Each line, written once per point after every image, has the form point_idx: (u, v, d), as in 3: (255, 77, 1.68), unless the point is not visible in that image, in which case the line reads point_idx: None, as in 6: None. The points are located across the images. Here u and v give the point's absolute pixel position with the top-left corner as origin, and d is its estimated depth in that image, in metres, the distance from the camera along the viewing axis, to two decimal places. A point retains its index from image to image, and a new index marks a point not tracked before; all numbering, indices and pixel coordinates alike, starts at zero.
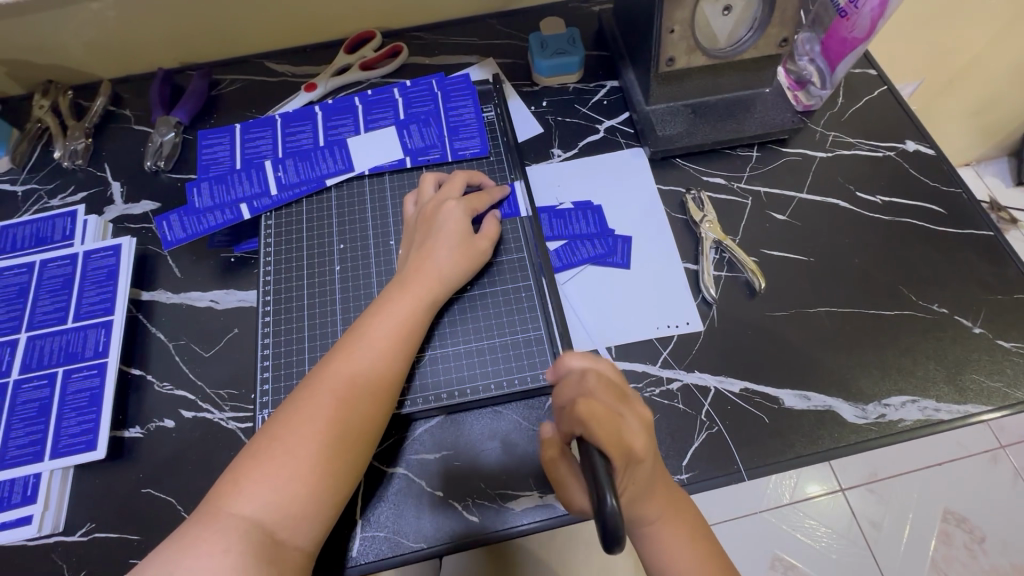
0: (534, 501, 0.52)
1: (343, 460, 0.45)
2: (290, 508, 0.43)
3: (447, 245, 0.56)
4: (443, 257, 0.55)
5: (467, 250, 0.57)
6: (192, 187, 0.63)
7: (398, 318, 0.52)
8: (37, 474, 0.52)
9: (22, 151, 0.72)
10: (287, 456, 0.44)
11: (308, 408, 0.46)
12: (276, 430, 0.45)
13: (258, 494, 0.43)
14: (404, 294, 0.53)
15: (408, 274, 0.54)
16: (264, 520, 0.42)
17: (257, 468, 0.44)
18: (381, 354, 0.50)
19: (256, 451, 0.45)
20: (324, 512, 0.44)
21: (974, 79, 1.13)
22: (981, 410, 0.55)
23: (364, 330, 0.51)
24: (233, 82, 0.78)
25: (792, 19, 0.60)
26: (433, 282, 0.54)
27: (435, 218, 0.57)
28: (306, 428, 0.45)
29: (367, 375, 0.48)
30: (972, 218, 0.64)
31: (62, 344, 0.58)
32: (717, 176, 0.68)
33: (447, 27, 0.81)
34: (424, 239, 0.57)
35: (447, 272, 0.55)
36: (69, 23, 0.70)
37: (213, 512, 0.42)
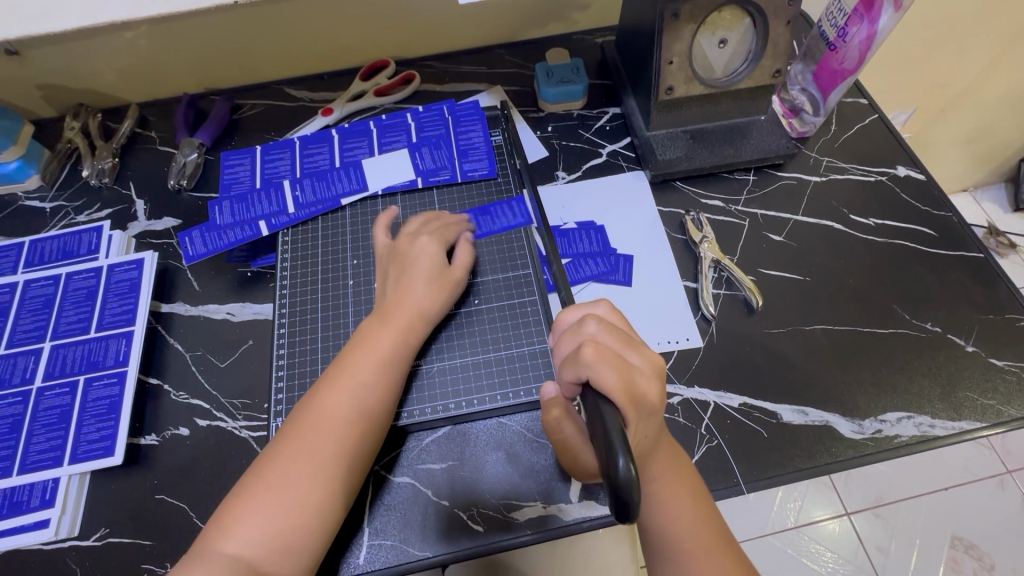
0: (539, 511, 0.53)
1: (323, 495, 0.46)
2: (272, 543, 0.44)
3: (424, 281, 0.57)
4: (420, 292, 0.56)
5: (443, 283, 0.58)
6: (214, 205, 0.66)
7: (376, 353, 0.53)
8: (56, 479, 0.54)
9: (52, 169, 0.75)
10: (270, 493, 0.46)
11: (291, 445, 0.48)
12: (263, 467, 0.47)
13: (241, 531, 0.44)
14: (384, 328, 0.54)
15: (387, 308, 0.56)
16: (248, 555, 0.43)
17: (242, 506, 0.45)
18: (362, 389, 0.51)
19: (240, 490, 0.46)
20: (308, 545, 0.45)
21: (967, 108, 1.17)
22: (976, 427, 0.56)
23: (344, 366, 0.52)
24: (254, 106, 0.82)
25: (784, 52, 0.64)
26: (410, 314, 0.55)
27: (410, 252, 0.58)
28: (289, 466, 0.47)
29: (345, 412, 0.49)
30: (963, 240, 0.67)
31: (84, 353, 0.60)
32: (716, 199, 0.71)
33: (458, 56, 0.85)
34: (400, 274, 0.57)
35: (423, 304, 0.56)
36: (103, 50, 0.75)
37: (201, 551, 0.44)
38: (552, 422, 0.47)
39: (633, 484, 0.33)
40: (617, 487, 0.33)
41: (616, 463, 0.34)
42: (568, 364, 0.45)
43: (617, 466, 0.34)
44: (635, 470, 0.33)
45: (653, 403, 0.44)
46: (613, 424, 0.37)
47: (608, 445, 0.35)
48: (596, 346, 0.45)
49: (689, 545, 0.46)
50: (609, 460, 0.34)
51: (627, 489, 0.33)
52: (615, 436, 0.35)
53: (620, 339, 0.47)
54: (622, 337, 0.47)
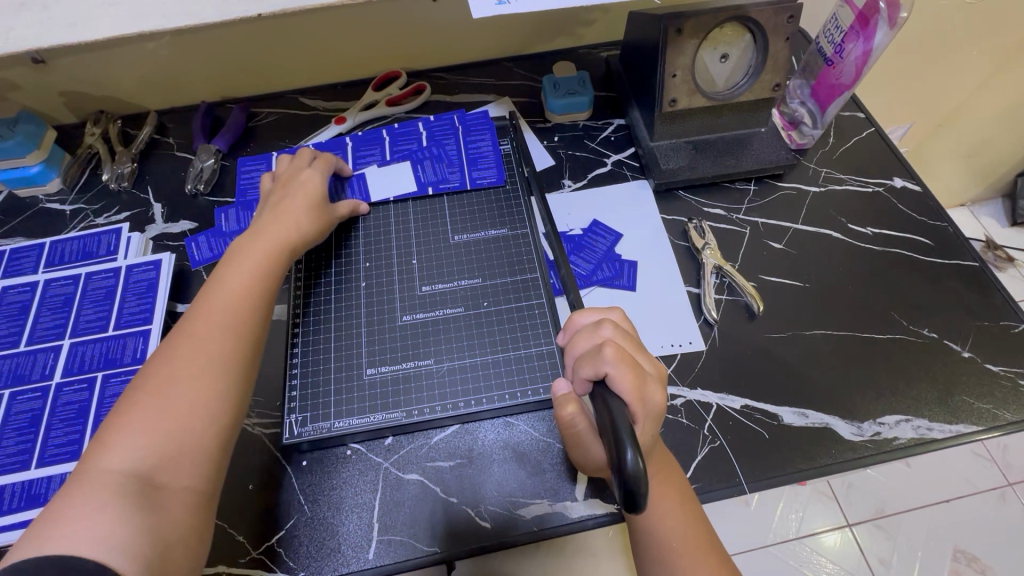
0: (545, 509, 0.54)
1: (213, 388, 0.47)
2: (166, 447, 0.44)
3: (301, 202, 0.61)
4: (297, 215, 0.60)
5: (319, 210, 0.62)
6: (222, 212, 0.70)
7: (254, 265, 0.55)
8: (73, 472, 0.55)
9: (73, 173, 0.78)
10: (155, 400, 0.45)
11: (175, 353, 0.48)
12: (143, 382, 0.47)
13: (128, 442, 0.43)
14: (254, 242, 0.57)
15: (261, 228, 0.59)
16: (139, 469, 0.42)
17: (124, 424, 0.44)
18: (241, 293, 0.53)
19: (125, 406, 0.45)
20: (203, 444, 0.45)
21: (961, 125, 1.20)
22: (973, 430, 0.57)
23: (219, 278, 0.54)
24: (269, 115, 0.84)
25: (783, 66, 0.67)
26: (286, 230, 0.59)
27: (290, 182, 0.63)
28: (174, 370, 0.47)
29: (227, 304, 0.52)
30: (958, 249, 0.68)
31: (103, 350, 0.61)
32: (718, 207, 0.73)
33: (467, 68, 0.88)
34: (279, 199, 0.62)
35: (301, 225, 0.60)
36: (126, 59, 0.77)
37: (80, 476, 0.41)
38: (566, 419, 0.48)
39: (642, 477, 0.34)
40: (627, 481, 0.34)
41: (626, 457, 0.35)
42: (585, 361, 0.46)
43: (626, 459, 0.35)
44: (642, 463, 0.35)
45: (658, 408, 0.46)
46: (624, 424, 0.38)
47: (618, 438, 0.36)
48: (614, 346, 0.46)
49: (680, 545, 0.47)
50: (618, 452, 0.35)
51: (636, 480, 0.34)
52: (624, 430, 0.37)
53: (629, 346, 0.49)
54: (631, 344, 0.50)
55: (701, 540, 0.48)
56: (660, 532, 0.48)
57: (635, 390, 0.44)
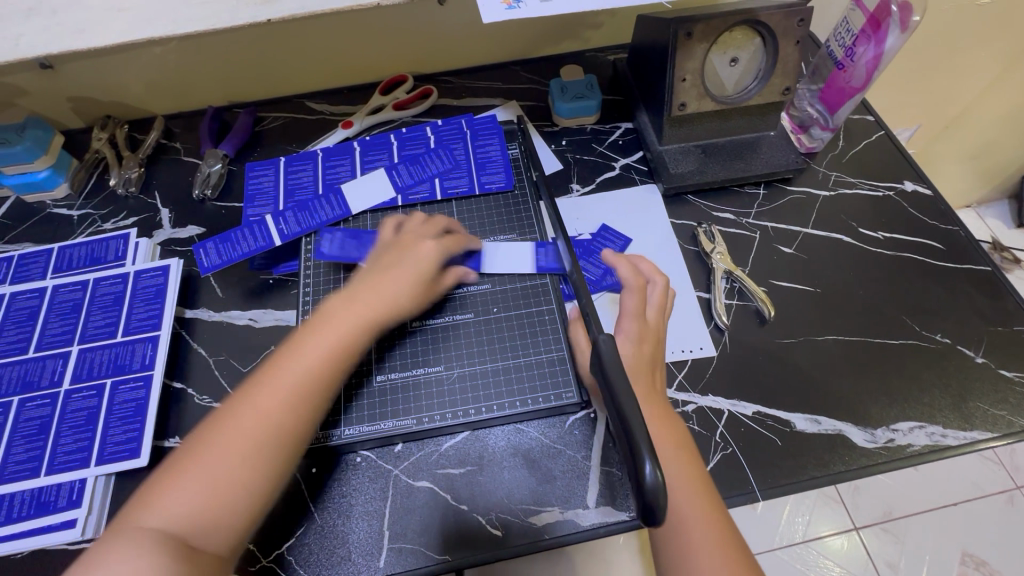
0: (556, 517, 0.54)
1: (266, 465, 0.44)
2: (209, 514, 0.41)
3: (405, 275, 0.56)
4: (399, 287, 0.55)
5: (422, 283, 0.57)
6: (325, 232, 0.65)
7: (338, 332, 0.50)
8: (82, 480, 0.55)
9: (80, 178, 0.78)
10: (206, 466, 0.43)
11: (235, 416, 0.45)
12: (203, 439, 0.44)
13: (176, 500, 0.41)
14: (347, 310, 0.52)
15: (359, 291, 0.54)
16: (177, 530, 0.40)
17: (177, 477, 0.42)
18: (318, 362, 0.48)
19: (179, 459, 0.43)
20: (241, 519, 0.42)
21: (969, 126, 1.19)
22: (987, 437, 0.57)
23: (301, 340, 0.50)
24: (275, 119, 0.84)
25: (793, 70, 0.66)
26: (384, 302, 0.54)
27: (407, 250, 0.58)
28: (232, 437, 0.44)
29: (303, 374, 0.47)
30: (970, 253, 0.68)
31: (112, 357, 0.61)
32: (727, 212, 0.72)
33: (474, 72, 0.88)
34: (387, 266, 0.57)
35: (401, 302, 0.55)
36: (134, 64, 0.77)
37: (124, 522, 0.40)
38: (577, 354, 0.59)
39: (661, 490, 0.34)
40: (646, 498, 0.34)
41: (645, 470, 0.34)
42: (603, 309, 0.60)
43: (645, 473, 0.34)
44: (661, 478, 0.34)
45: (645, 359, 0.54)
46: (641, 435, 0.36)
47: (636, 449, 0.35)
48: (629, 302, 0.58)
49: (698, 537, 0.46)
50: (636, 465, 0.34)
51: (654, 495, 0.33)
52: (642, 441, 0.35)
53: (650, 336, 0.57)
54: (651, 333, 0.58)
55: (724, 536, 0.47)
56: (679, 527, 0.47)
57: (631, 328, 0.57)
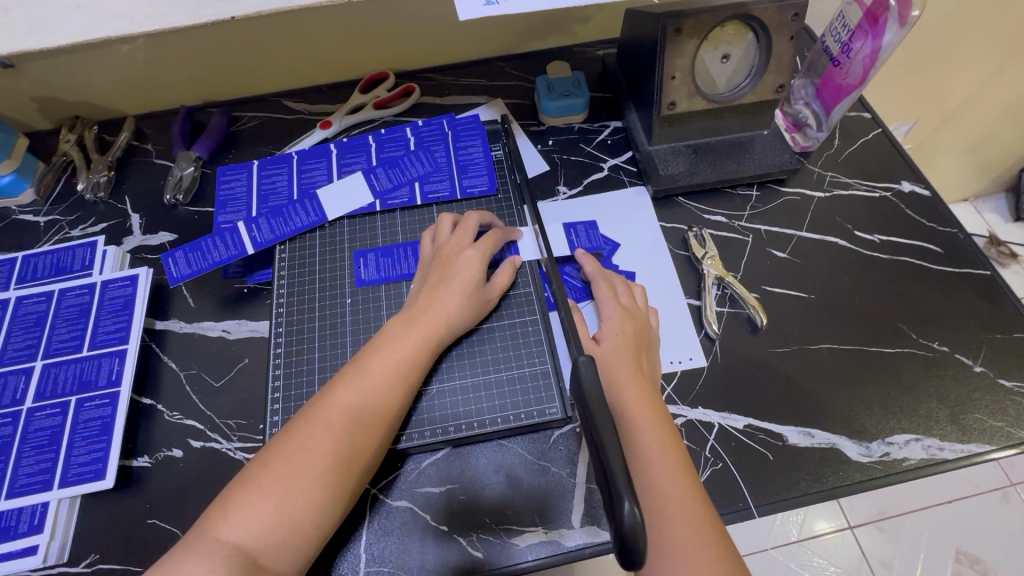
0: (540, 537, 0.52)
1: (332, 486, 0.45)
2: (279, 534, 0.42)
3: (456, 289, 0.56)
4: (453, 302, 0.56)
5: (476, 297, 0.57)
6: (358, 257, 0.64)
7: (400, 354, 0.52)
8: (45, 503, 0.52)
9: (46, 182, 0.74)
10: (277, 484, 0.43)
11: (304, 436, 0.46)
12: (274, 455, 0.45)
13: (247, 517, 0.42)
14: (409, 330, 0.53)
15: (418, 309, 0.55)
16: (251, 547, 0.41)
17: (247, 494, 0.43)
18: (385, 386, 0.50)
19: (247, 475, 0.44)
20: (308, 542, 0.43)
21: (968, 119, 1.16)
22: (985, 450, 0.55)
23: (367, 360, 0.51)
24: (251, 119, 0.81)
25: (788, 67, 0.63)
26: (440, 320, 0.55)
27: (452, 262, 0.58)
28: (303, 456, 0.45)
29: (369, 398, 0.49)
30: (969, 257, 0.66)
31: (76, 372, 0.59)
32: (719, 214, 0.70)
33: (457, 69, 0.85)
34: (437, 281, 0.57)
35: (454, 316, 0.56)
36: (100, 63, 0.74)
37: (201, 536, 0.41)
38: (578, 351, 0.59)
39: (638, 528, 0.32)
40: (623, 535, 0.32)
41: (621, 506, 0.33)
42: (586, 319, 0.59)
43: (622, 511, 0.33)
44: (639, 515, 0.33)
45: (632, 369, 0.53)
46: (619, 475, 0.34)
47: (613, 486, 0.34)
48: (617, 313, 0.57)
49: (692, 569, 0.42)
50: (613, 503, 0.33)
51: (632, 534, 0.32)
52: (619, 477, 0.34)
53: (630, 351, 0.54)
54: (627, 350, 0.55)
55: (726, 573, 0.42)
56: (669, 557, 0.42)
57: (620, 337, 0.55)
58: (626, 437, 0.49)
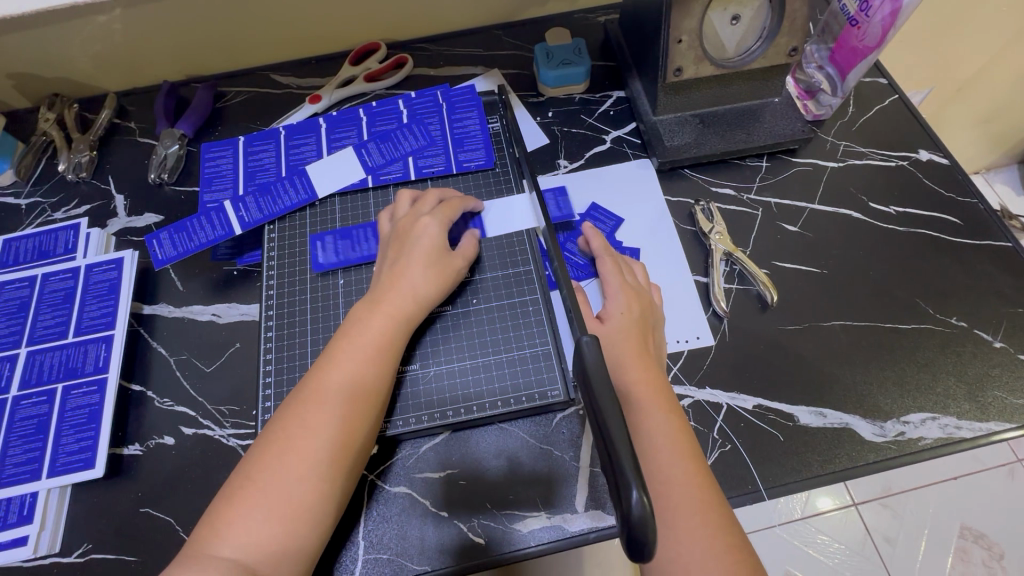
0: (543, 522, 0.51)
1: (319, 487, 0.43)
2: (273, 544, 0.41)
3: (420, 264, 0.53)
4: (418, 278, 0.53)
5: (442, 267, 0.54)
6: (315, 240, 0.61)
7: (366, 338, 0.49)
8: (34, 494, 0.51)
9: (27, 163, 0.72)
10: (259, 496, 0.42)
11: (280, 442, 0.44)
12: (253, 466, 0.44)
13: (237, 533, 0.41)
14: (374, 313, 0.51)
15: (379, 292, 0.52)
16: (246, 559, 0.40)
17: (233, 509, 0.42)
18: (355, 375, 0.47)
19: (231, 491, 0.43)
20: (305, 544, 0.42)
21: (984, 88, 1.12)
22: (1003, 428, 0.53)
23: (334, 351, 0.49)
24: (237, 94, 0.77)
25: (802, 29, 0.59)
26: (405, 298, 0.52)
27: (411, 235, 0.55)
28: (283, 461, 0.43)
29: (339, 387, 0.47)
30: (990, 228, 0.63)
31: (62, 359, 0.57)
32: (727, 187, 0.67)
33: (452, 38, 0.81)
34: (396, 258, 0.54)
35: (423, 293, 0.52)
36: (76, 36, 0.70)
37: (193, 554, 0.40)
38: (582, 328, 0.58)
39: (649, 517, 0.30)
40: (632, 527, 0.30)
41: (630, 495, 0.31)
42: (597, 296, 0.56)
43: (630, 501, 0.31)
44: (648, 504, 0.31)
45: (639, 351, 0.51)
46: (629, 465, 0.32)
47: (621, 476, 0.32)
48: (625, 295, 0.54)
49: (702, 561, 0.41)
50: (621, 493, 0.31)
51: (641, 525, 0.30)
52: (627, 465, 0.32)
53: (635, 333, 0.52)
54: (632, 328, 0.52)
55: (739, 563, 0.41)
56: (676, 550, 0.41)
57: (626, 318, 0.53)
58: (631, 420, 0.47)
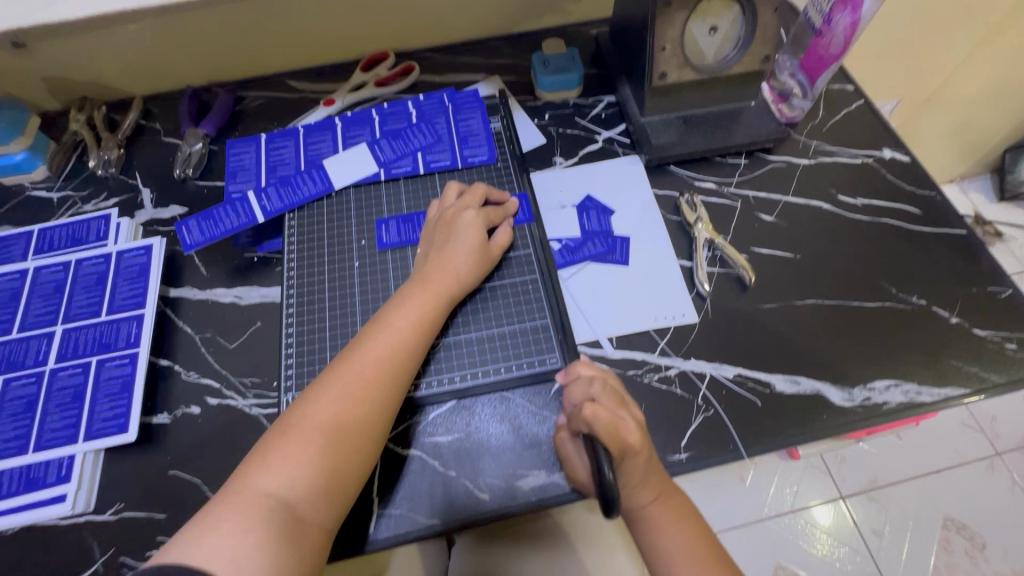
0: (541, 481, 0.55)
1: (362, 439, 0.48)
2: (315, 486, 0.46)
3: (463, 249, 0.59)
4: (460, 261, 0.59)
5: (482, 255, 0.60)
6: (380, 223, 0.66)
7: (418, 311, 0.55)
8: (71, 456, 0.55)
9: (58, 160, 0.77)
10: (313, 438, 0.47)
11: (334, 394, 0.49)
12: (306, 412, 0.48)
13: (287, 469, 0.45)
14: (424, 290, 0.56)
15: (428, 271, 0.58)
16: (290, 496, 0.44)
17: (285, 447, 0.46)
18: (405, 343, 0.53)
19: (285, 430, 0.47)
20: (342, 490, 0.47)
21: (952, 98, 1.19)
22: (960, 392, 0.58)
23: (387, 319, 0.54)
24: (256, 98, 0.83)
25: (772, 38, 0.66)
26: (450, 279, 0.58)
27: (455, 223, 0.61)
28: (333, 412, 0.48)
29: (392, 352, 0.52)
30: (947, 218, 0.69)
31: (96, 335, 0.61)
32: (709, 181, 0.73)
33: (455, 48, 0.87)
34: (443, 244, 0.60)
35: (463, 275, 0.59)
36: (109, 44, 0.76)
37: (240, 488, 0.44)
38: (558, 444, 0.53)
39: (615, 490, 0.42)
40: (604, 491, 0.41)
41: (603, 473, 0.42)
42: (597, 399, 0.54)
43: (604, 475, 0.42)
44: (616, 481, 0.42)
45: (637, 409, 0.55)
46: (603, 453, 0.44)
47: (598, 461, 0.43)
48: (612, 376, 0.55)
49: (681, 560, 0.49)
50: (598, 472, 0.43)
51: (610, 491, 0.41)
52: (602, 452, 0.44)
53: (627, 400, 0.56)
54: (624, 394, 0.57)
55: (710, 561, 0.49)
56: (663, 550, 0.49)
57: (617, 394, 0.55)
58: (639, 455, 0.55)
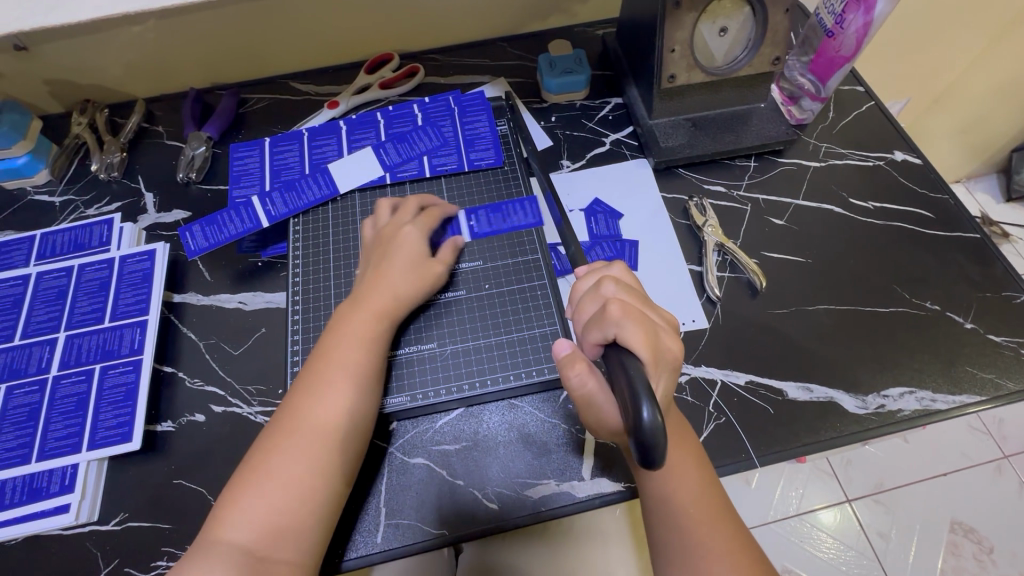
0: (552, 489, 0.54)
1: (318, 472, 0.47)
2: (276, 527, 0.45)
3: (400, 266, 0.57)
4: (397, 277, 0.56)
5: (422, 269, 0.58)
6: None
7: (354, 335, 0.53)
8: (75, 465, 0.55)
9: (60, 164, 0.76)
10: (268, 482, 0.46)
11: (285, 435, 0.48)
12: (262, 456, 0.48)
13: (245, 516, 0.45)
14: (359, 313, 0.54)
15: (363, 291, 0.56)
16: (254, 541, 0.44)
17: (243, 494, 0.46)
18: (344, 370, 0.51)
19: (244, 476, 0.47)
20: (305, 526, 0.46)
21: (960, 98, 1.18)
22: (975, 400, 0.57)
23: (326, 348, 0.53)
24: (259, 100, 0.82)
25: (783, 40, 0.65)
26: (388, 297, 0.55)
27: (391, 241, 0.59)
28: (283, 452, 0.47)
29: (330, 381, 0.50)
30: (960, 222, 0.68)
31: (100, 342, 0.60)
32: (718, 184, 0.72)
33: (461, 49, 0.86)
34: (379, 262, 0.58)
35: (406, 291, 0.56)
36: (112, 46, 0.75)
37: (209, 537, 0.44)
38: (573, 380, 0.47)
39: (659, 429, 0.36)
40: (644, 431, 0.36)
41: (642, 411, 0.36)
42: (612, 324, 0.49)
43: (643, 415, 0.36)
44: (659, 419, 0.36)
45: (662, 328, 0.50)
46: (636, 373, 0.40)
47: (634, 398, 0.37)
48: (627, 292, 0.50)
49: (693, 508, 0.46)
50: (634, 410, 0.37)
51: (653, 433, 0.36)
52: (640, 389, 0.38)
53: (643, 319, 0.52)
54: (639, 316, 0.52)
55: (718, 504, 0.47)
56: (671, 495, 0.47)
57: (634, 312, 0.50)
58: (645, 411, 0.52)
